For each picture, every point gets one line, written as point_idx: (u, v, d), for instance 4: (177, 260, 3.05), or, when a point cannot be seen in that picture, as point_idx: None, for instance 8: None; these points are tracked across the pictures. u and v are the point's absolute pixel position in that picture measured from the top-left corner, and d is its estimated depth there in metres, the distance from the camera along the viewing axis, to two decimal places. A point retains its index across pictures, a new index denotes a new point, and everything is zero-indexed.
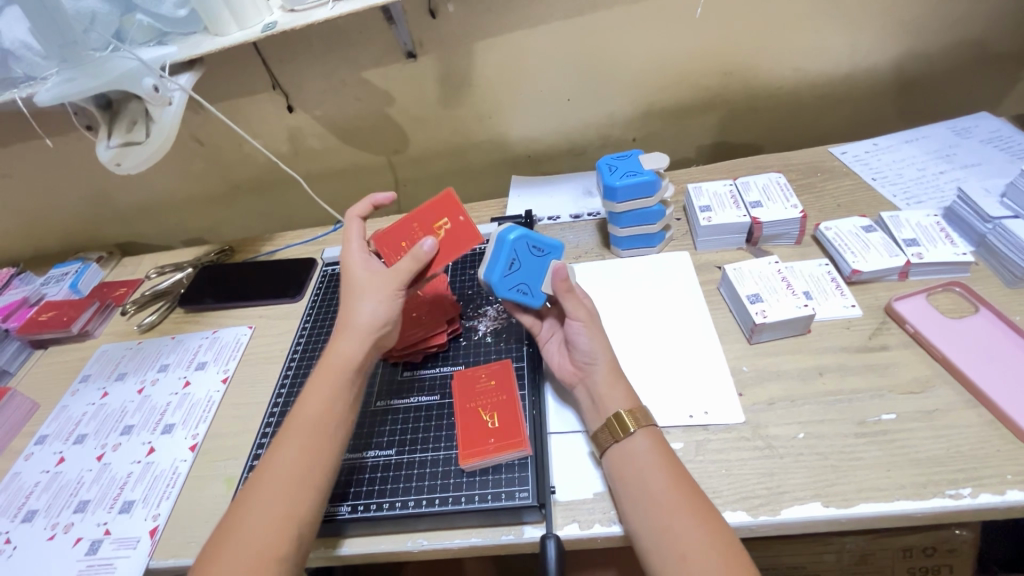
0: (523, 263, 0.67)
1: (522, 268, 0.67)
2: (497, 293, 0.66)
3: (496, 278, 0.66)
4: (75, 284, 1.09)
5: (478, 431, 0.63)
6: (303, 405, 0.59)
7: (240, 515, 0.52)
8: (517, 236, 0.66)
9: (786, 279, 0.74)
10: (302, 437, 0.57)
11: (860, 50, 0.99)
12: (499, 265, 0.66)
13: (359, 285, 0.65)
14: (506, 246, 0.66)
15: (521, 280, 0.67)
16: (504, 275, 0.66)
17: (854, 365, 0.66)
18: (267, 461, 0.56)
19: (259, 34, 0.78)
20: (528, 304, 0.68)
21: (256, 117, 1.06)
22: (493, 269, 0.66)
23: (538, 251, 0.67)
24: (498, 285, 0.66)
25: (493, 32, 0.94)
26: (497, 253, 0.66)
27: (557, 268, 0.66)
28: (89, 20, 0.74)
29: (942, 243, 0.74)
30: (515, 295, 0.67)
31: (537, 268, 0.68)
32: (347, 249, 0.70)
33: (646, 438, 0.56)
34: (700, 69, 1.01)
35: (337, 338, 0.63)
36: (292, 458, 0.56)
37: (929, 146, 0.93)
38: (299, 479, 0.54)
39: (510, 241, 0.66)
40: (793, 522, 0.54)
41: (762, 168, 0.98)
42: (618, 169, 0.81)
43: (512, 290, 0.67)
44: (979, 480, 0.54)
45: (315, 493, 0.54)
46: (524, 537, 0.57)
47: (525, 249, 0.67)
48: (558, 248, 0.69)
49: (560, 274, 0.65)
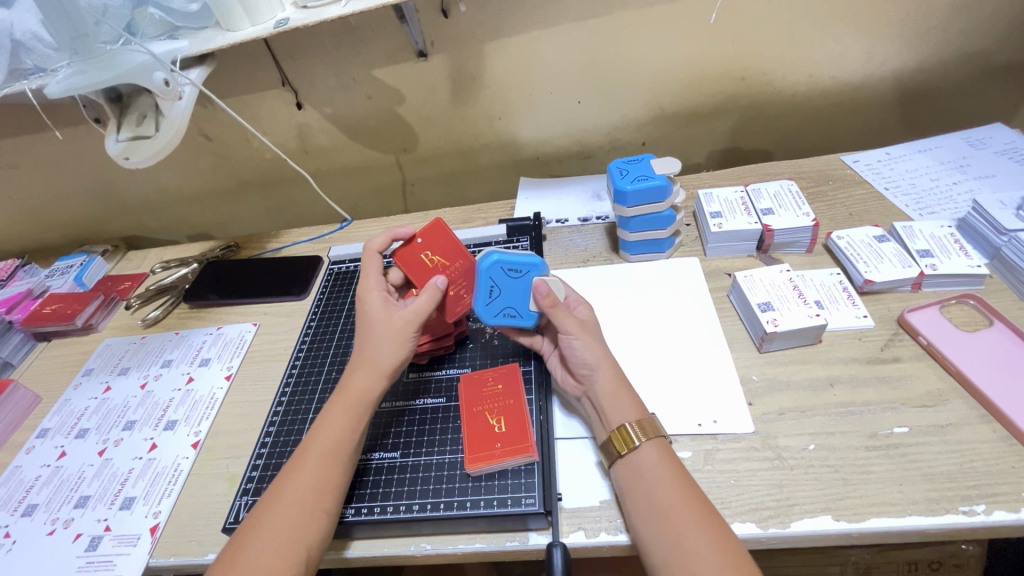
0: (504, 288, 0.66)
1: (504, 293, 0.66)
2: (485, 320, 0.67)
3: (481, 306, 0.66)
4: (79, 277, 1.08)
5: (486, 436, 0.63)
6: (320, 432, 0.59)
7: (250, 537, 0.52)
8: (491, 261, 0.65)
9: (798, 288, 0.73)
10: (316, 466, 0.57)
11: (875, 58, 0.98)
12: (480, 295, 0.66)
13: (376, 321, 0.64)
14: (481, 275, 0.65)
15: (506, 306, 0.66)
16: (486, 302, 0.66)
17: (866, 376, 0.65)
18: (278, 483, 0.56)
19: (271, 30, 0.77)
20: (520, 325, 0.68)
21: (265, 114, 1.06)
22: (475, 299, 0.66)
23: (515, 272, 0.66)
24: (483, 312, 0.66)
25: (505, 33, 0.94)
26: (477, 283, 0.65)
27: (538, 286, 0.64)
28: (101, 12, 0.74)
29: (956, 254, 0.73)
30: (503, 321, 0.67)
31: (519, 290, 0.66)
32: (366, 285, 0.68)
33: (655, 449, 0.55)
34: (713, 74, 1.00)
35: (356, 369, 0.63)
36: (306, 484, 0.55)
37: (942, 156, 0.93)
38: (310, 506, 0.54)
39: (485, 269, 0.65)
40: (802, 535, 0.54)
41: (773, 175, 0.97)
42: (629, 173, 0.80)
43: (498, 316, 0.67)
44: (994, 496, 0.53)
45: (323, 521, 0.54)
46: (529, 544, 0.56)
47: (502, 273, 0.65)
48: (538, 264, 0.66)
49: (541, 291, 0.63)
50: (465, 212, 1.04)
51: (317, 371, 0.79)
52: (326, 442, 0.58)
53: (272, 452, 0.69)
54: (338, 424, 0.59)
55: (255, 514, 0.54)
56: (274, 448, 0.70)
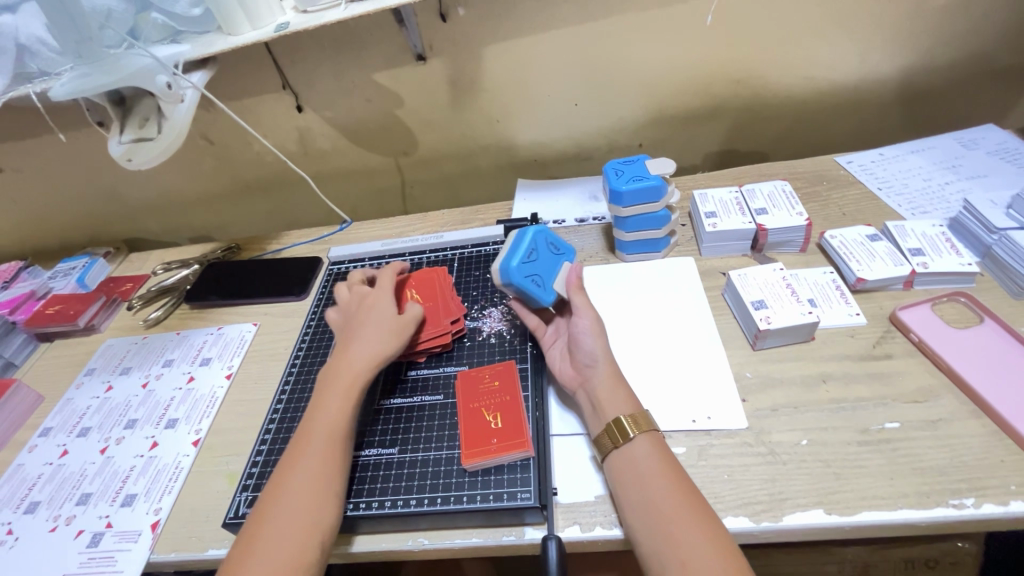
0: (540, 257, 0.70)
1: (538, 260, 0.69)
2: (514, 279, 0.66)
3: (514, 263, 0.66)
4: (82, 279, 1.10)
5: (482, 432, 0.63)
6: (318, 415, 0.62)
7: (264, 521, 0.54)
8: (537, 230, 0.71)
9: (791, 286, 0.74)
10: (318, 454, 0.58)
11: (868, 60, 0.99)
12: (519, 253, 0.68)
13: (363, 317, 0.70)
14: (526, 235, 0.69)
15: (535, 272, 0.68)
16: (521, 262, 0.67)
17: (858, 373, 0.66)
18: (281, 475, 0.57)
19: (272, 34, 0.79)
20: (539, 298, 0.68)
21: (265, 116, 1.07)
22: (514, 256, 0.67)
23: (554, 249, 0.73)
24: (515, 271, 0.66)
25: (502, 36, 0.95)
26: (519, 242, 0.68)
27: (570, 270, 0.71)
28: (104, 17, 0.76)
29: (947, 253, 0.74)
30: (529, 284, 0.67)
31: (550, 265, 0.71)
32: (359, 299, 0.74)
33: (648, 442, 0.56)
34: (707, 77, 1.01)
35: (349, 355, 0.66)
36: (312, 468, 0.57)
37: (934, 157, 0.94)
38: (319, 488, 0.56)
39: (531, 231, 0.70)
40: (795, 529, 0.54)
41: (768, 176, 0.98)
42: (624, 173, 0.81)
43: (526, 278, 0.67)
44: (983, 490, 0.54)
45: (334, 500, 0.56)
46: (525, 539, 0.57)
47: (543, 245, 0.72)
48: (571, 251, 0.74)
49: (574, 274, 0.70)
50: (463, 213, 1.05)
51: (316, 370, 0.79)
52: (327, 425, 0.61)
53: (272, 449, 0.70)
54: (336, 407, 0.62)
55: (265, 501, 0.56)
56: (273, 445, 0.70)
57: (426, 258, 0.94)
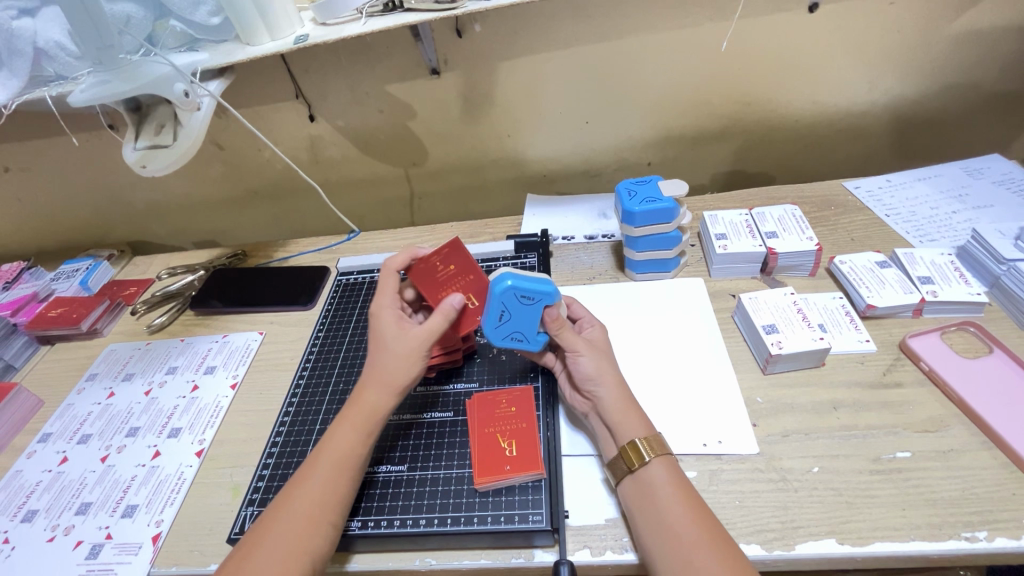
0: (514, 313, 0.65)
1: (514, 319, 0.66)
2: (492, 341, 0.67)
3: (489, 328, 0.66)
4: (85, 281, 1.08)
5: (495, 456, 0.63)
6: (328, 445, 0.59)
7: (255, 551, 0.52)
8: (506, 287, 0.64)
9: (802, 311, 0.74)
10: (296, 527, 0.53)
11: (876, 88, 1.01)
12: (490, 316, 0.66)
13: (390, 338, 0.63)
14: (495, 299, 0.65)
15: (514, 330, 0.66)
16: (495, 325, 0.66)
17: (869, 401, 0.66)
18: (256, 539, 0.53)
19: (290, 45, 0.79)
20: (528, 348, 0.68)
21: (277, 125, 1.07)
22: (485, 320, 0.66)
23: (529, 300, 0.64)
24: (492, 333, 0.67)
25: (517, 53, 0.96)
26: (488, 305, 0.66)
27: (546, 317, 0.63)
28: (123, 23, 0.76)
29: (956, 282, 0.75)
30: (511, 344, 0.67)
31: (529, 316, 0.65)
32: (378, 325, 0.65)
33: (663, 468, 0.56)
34: (718, 100, 1.02)
35: (368, 383, 0.62)
36: (311, 496, 0.55)
37: (942, 185, 0.95)
38: (317, 519, 0.54)
39: (499, 293, 0.64)
40: (807, 558, 0.54)
41: (776, 199, 0.99)
42: (637, 194, 0.82)
43: (507, 338, 0.67)
44: (995, 523, 0.54)
45: (329, 534, 0.54)
46: (534, 561, 0.56)
47: (515, 299, 0.65)
48: (550, 293, 0.64)
49: (550, 316, 0.64)
50: (472, 227, 1.05)
51: (324, 382, 0.79)
52: (335, 454, 0.58)
53: (279, 462, 0.69)
54: (347, 437, 0.59)
55: (263, 519, 0.55)
56: (279, 458, 0.70)
57: None
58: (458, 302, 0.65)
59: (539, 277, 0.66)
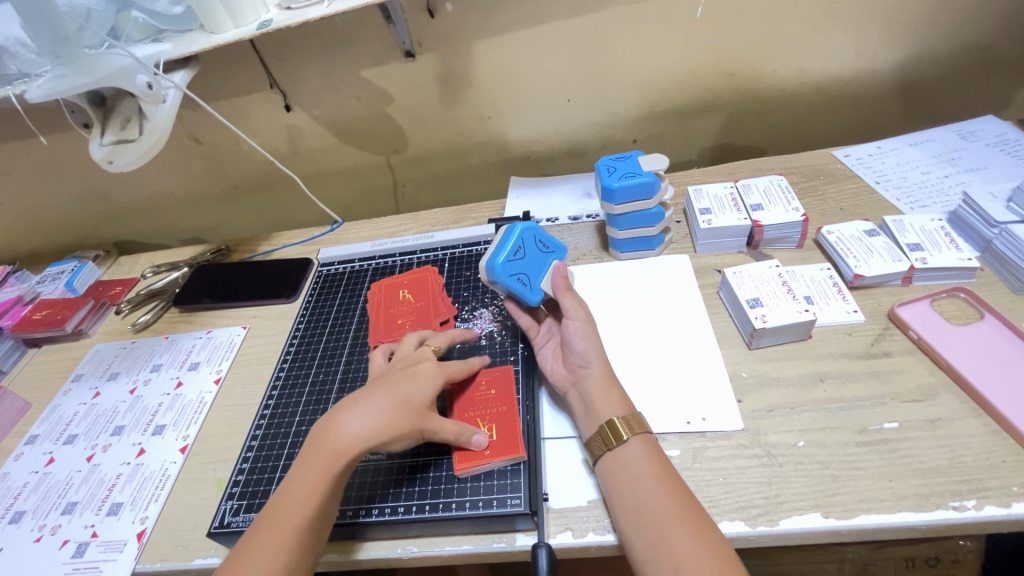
0: (528, 254, 0.70)
1: (525, 258, 0.69)
2: (498, 275, 0.66)
3: (499, 261, 0.67)
4: (70, 282, 1.08)
5: (475, 442, 0.62)
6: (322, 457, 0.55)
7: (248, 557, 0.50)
8: (525, 228, 0.71)
9: (787, 283, 0.72)
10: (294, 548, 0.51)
11: (864, 51, 0.97)
12: (504, 250, 0.67)
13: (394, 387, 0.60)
14: (514, 234, 0.69)
15: (521, 270, 0.68)
16: (508, 259, 0.67)
17: (856, 372, 0.64)
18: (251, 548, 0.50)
19: (254, 31, 0.77)
20: (523, 297, 0.68)
21: (253, 116, 1.06)
22: (499, 253, 0.67)
23: (543, 247, 0.72)
24: (500, 269, 0.67)
25: (492, 31, 0.93)
26: (507, 238, 0.68)
27: (557, 268, 0.69)
28: (84, 17, 0.73)
29: (947, 247, 0.72)
30: (514, 283, 0.67)
31: (538, 262, 0.70)
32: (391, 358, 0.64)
33: (640, 445, 0.55)
34: (701, 71, 1.00)
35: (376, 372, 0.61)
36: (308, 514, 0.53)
37: (934, 149, 0.92)
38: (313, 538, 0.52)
39: (517, 230, 0.70)
40: (791, 532, 0.53)
41: (763, 171, 0.97)
42: (617, 170, 0.80)
43: (512, 277, 0.67)
44: (984, 491, 0.53)
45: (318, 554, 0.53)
46: (516, 545, 0.56)
47: (533, 242, 0.71)
48: (561, 251, 0.74)
49: (562, 270, 0.69)
50: (455, 213, 1.04)
51: (305, 374, 0.78)
52: (321, 467, 0.54)
53: (259, 455, 0.69)
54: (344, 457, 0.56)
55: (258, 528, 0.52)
56: (259, 452, 0.69)
57: (416, 258, 0.92)
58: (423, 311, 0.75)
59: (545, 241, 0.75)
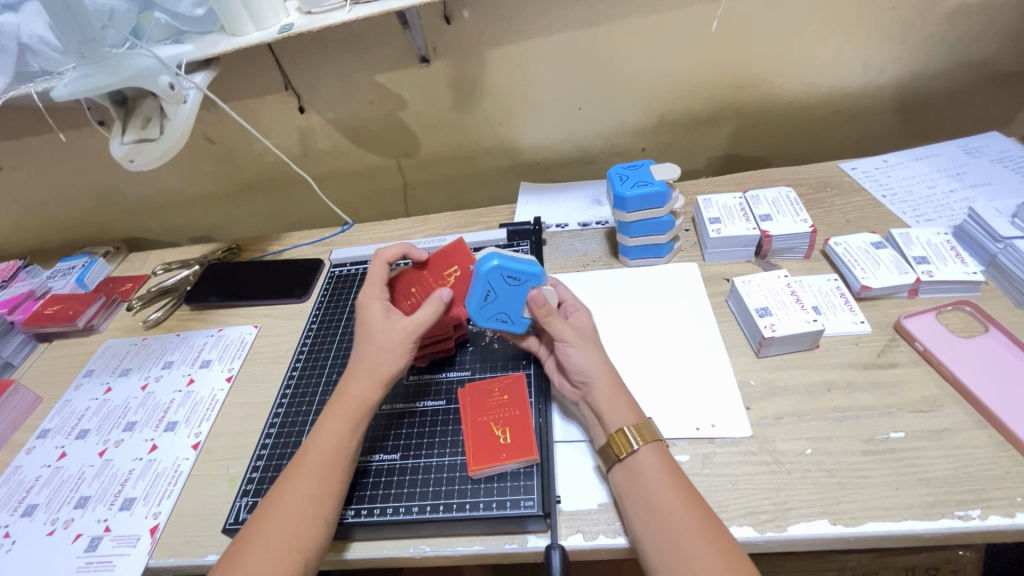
0: (500, 292, 0.66)
1: (500, 299, 0.66)
2: (478, 321, 0.67)
3: (475, 309, 0.66)
4: (81, 278, 1.09)
5: (490, 445, 0.62)
6: (315, 443, 0.59)
7: (249, 547, 0.52)
8: (494, 266, 0.64)
9: (795, 293, 0.73)
10: (291, 528, 0.53)
11: (872, 66, 0.99)
12: (476, 296, 0.65)
13: (378, 330, 0.64)
14: (482, 280, 0.64)
15: (500, 310, 0.67)
16: (481, 305, 0.66)
17: (863, 382, 0.65)
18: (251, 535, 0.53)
19: (275, 35, 0.79)
20: (511, 330, 0.69)
21: (267, 117, 1.07)
22: (471, 301, 0.66)
23: (515, 280, 0.65)
24: (477, 314, 0.66)
25: (507, 39, 0.95)
26: (474, 286, 0.65)
27: (533, 301, 0.65)
28: (107, 16, 0.75)
29: (952, 261, 0.74)
30: (496, 324, 0.68)
31: (515, 297, 0.66)
32: (366, 295, 0.68)
33: (651, 454, 0.56)
34: (712, 83, 1.01)
35: (352, 377, 0.62)
36: (304, 493, 0.55)
37: (939, 164, 0.94)
38: (310, 514, 0.54)
39: (486, 274, 0.64)
40: (799, 538, 0.54)
41: (771, 181, 0.98)
42: (629, 178, 0.81)
43: (491, 319, 0.67)
44: (989, 502, 0.54)
45: (322, 531, 0.54)
46: (528, 546, 0.57)
47: (501, 279, 0.65)
48: (538, 274, 0.66)
49: (537, 303, 0.64)
50: (466, 216, 1.05)
51: (318, 373, 0.79)
52: (315, 461, 0.57)
53: (273, 453, 0.69)
54: (336, 435, 0.59)
55: (257, 519, 0.55)
56: (273, 450, 0.70)
57: None
58: (447, 295, 0.65)
59: (521, 258, 0.66)
